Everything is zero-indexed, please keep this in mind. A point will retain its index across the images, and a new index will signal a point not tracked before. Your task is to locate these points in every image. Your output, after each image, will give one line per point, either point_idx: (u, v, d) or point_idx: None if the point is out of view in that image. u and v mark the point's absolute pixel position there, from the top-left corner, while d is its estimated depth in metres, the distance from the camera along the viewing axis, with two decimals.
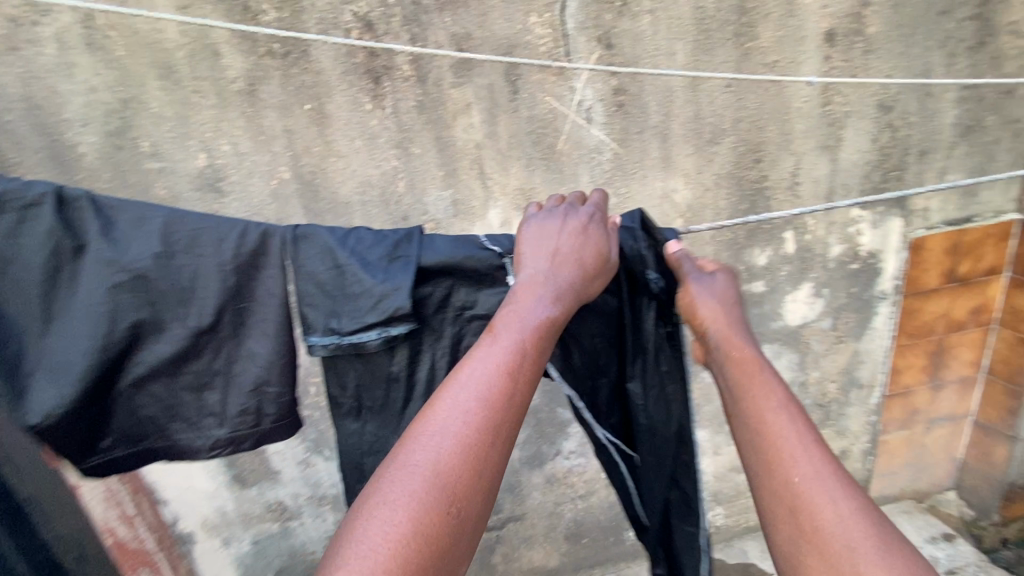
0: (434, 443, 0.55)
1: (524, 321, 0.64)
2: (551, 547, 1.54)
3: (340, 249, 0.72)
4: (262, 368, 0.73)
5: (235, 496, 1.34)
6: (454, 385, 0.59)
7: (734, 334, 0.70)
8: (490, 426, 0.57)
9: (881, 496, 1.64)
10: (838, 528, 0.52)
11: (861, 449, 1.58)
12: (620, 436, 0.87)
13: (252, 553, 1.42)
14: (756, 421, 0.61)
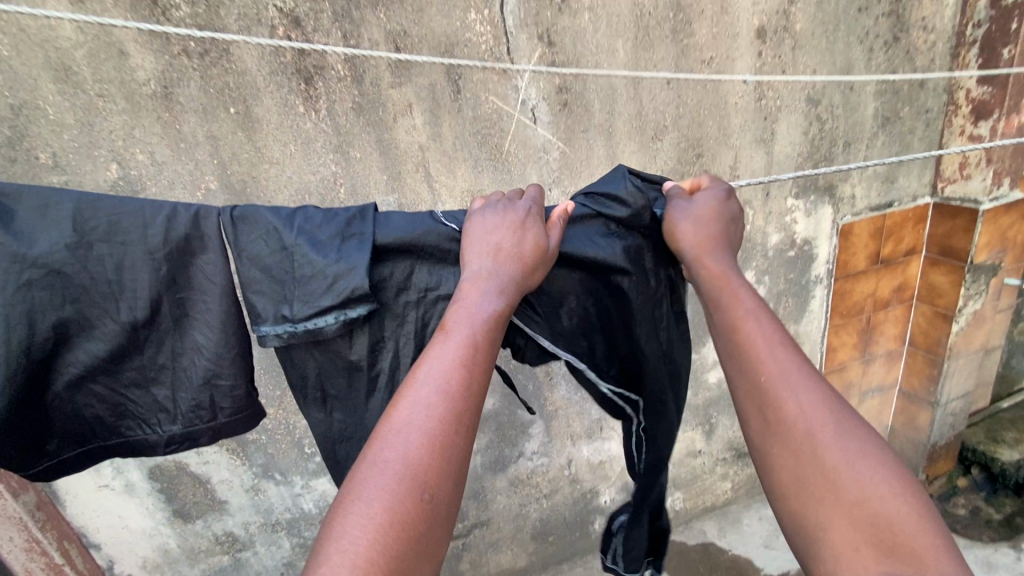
0: (402, 441, 0.52)
1: (476, 313, 0.62)
2: (518, 548, 1.53)
3: (286, 229, 0.66)
4: (211, 360, 0.66)
5: (178, 531, 1.24)
6: (414, 383, 0.56)
7: (709, 250, 0.75)
8: (455, 421, 0.54)
9: None
10: (801, 415, 0.59)
11: None
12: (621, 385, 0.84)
13: None
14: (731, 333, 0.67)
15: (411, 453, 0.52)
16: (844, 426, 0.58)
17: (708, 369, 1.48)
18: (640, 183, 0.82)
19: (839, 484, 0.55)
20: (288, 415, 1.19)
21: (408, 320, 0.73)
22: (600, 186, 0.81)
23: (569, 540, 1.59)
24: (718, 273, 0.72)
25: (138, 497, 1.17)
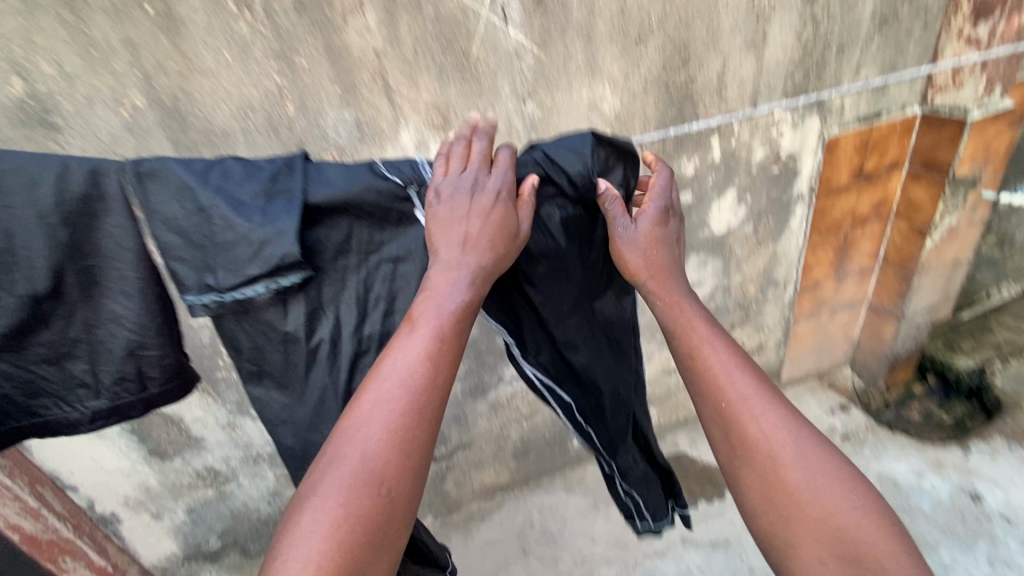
0: (367, 436, 0.57)
1: (441, 308, 0.63)
2: (500, 466, 1.59)
3: (200, 187, 0.61)
4: (132, 331, 0.63)
5: (157, 470, 1.23)
6: (379, 378, 0.60)
7: (661, 278, 0.78)
8: (419, 420, 0.59)
9: (790, 378, 1.82)
10: (765, 443, 0.68)
11: (774, 340, 1.72)
12: (548, 373, 0.87)
13: (189, 521, 1.34)
14: (704, 378, 0.73)
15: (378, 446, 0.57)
16: (805, 453, 0.67)
17: None
18: (591, 145, 0.78)
19: (812, 508, 0.63)
20: None
21: (350, 284, 0.71)
22: (555, 150, 0.78)
23: (548, 457, 1.65)
24: (672, 305, 0.77)
25: (109, 439, 1.15)
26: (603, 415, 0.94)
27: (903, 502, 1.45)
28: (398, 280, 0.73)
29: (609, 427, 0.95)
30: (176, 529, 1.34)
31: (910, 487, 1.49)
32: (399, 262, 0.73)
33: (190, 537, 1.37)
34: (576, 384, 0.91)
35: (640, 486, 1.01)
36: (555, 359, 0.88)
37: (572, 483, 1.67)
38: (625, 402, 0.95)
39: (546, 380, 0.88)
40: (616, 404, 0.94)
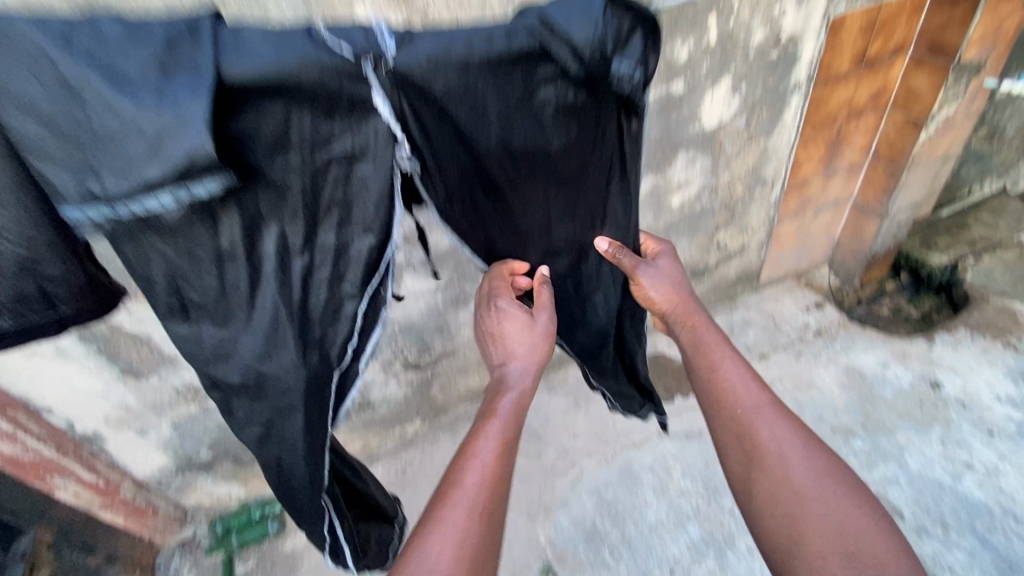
0: (462, 500, 0.69)
1: (504, 408, 0.83)
2: (484, 371, 1.61)
3: (63, 57, 0.50)
4: (19, 246, 0.56)
5: (133, 389, 1.20)
6: (465, 463, 0.74)
7: (682, 310, 0.98)
8: (497, 491, 0.72)
9: (770, 278, 1.84)
10: (790, 473, 0.74)
11: (757, 241, 1.70)
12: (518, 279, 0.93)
13: (176, 437, 1.32)
14: (731, 419, 0.82)
15: (471, 509, 0.69)
16: (824, 481, 0.73)
17: (674, 191, 1.40)
18: (597, 23, 0.70)
19: (832, 527, 0.69)
20: None
21: (297, 191, 0.67)
22: (556, 12, 0.69)
23: None
24: (692, 346, 0.94)
25: (77, 360, 1.10)
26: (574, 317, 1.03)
27: (866, 390, 1.54)
28: (354, 189, 0.69)
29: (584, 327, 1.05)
30: (164, 444, 1.33)
31: (874, 378, 1.56)
32: (354, 168, 0.68)
33: (179, 452, 1.36)
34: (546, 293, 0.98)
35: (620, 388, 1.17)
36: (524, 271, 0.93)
37: (555, 385, 1.71)
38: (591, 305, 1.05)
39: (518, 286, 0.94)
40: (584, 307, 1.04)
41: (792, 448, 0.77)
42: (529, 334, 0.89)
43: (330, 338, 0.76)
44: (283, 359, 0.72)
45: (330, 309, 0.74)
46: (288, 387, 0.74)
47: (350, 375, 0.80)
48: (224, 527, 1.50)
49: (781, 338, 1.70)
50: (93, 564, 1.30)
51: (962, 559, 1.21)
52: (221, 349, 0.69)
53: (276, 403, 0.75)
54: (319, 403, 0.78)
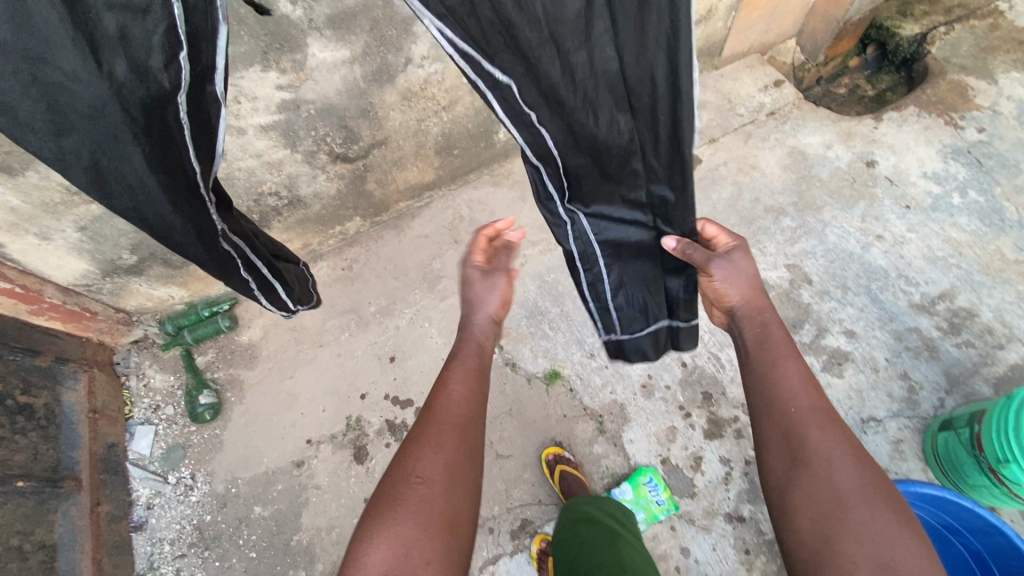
0: (445, 421, 0.79)
1: (471, 355, 0.92)
2: (423, 164, 1.50)
3: None
4: None
5: (10, 188, 1.04)
6: (442, 406, 0.81)
7: (754, 309, 0.93)
8: (471, 433, 0.79)
9: (733, 53, 1.67)
10: (827, 468, 0.72)
11: (726, 5, 1.49)
12: (458, 32, 0.68)
13: (88, 240, 1.22)
14: (771, 399, 0.80)
15: (450, 430, 0.78)
16: (865, 492, 0.69)
17: None
18: None
19: (858, 532, 0.66)
20: None
21: None
22: None
23: (474, 152, 1.56)
24: (757, 328, 0.91)
25: None
26: (558, 107, 0.78)
27: (805, 171, 1.55)
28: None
29: (565, 130, 0.81)
30: (77, 248, 1.23)
31: (816, 158, 1.57)
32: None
33: (98, 255, 1.27)
34: (514, 63, 0.72)
35: (621, 292, 1.06)
36: (475, 13, 0.67)
37: (500, 178, 1.66)
38: (582, 101, 0.78)
39: (462, 43, 0.69)
40: (587, 96, 0.77)
41: (836, 453, 0.73)
42: (480, 284, 1.00)
43: (146, 44, 0.60)
44: (64, 63, 0.59)
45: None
46: (99, 105, 0.62)
47: (206, 105, 0.67)
48: (174, 325, 1.49)
49: (733, 119, 1.63)
50: (45, 363, 1.29)
51: (853, 313, 1.38)
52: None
53: (98, 131, 0.64)
54: (167, 135, 0.67)
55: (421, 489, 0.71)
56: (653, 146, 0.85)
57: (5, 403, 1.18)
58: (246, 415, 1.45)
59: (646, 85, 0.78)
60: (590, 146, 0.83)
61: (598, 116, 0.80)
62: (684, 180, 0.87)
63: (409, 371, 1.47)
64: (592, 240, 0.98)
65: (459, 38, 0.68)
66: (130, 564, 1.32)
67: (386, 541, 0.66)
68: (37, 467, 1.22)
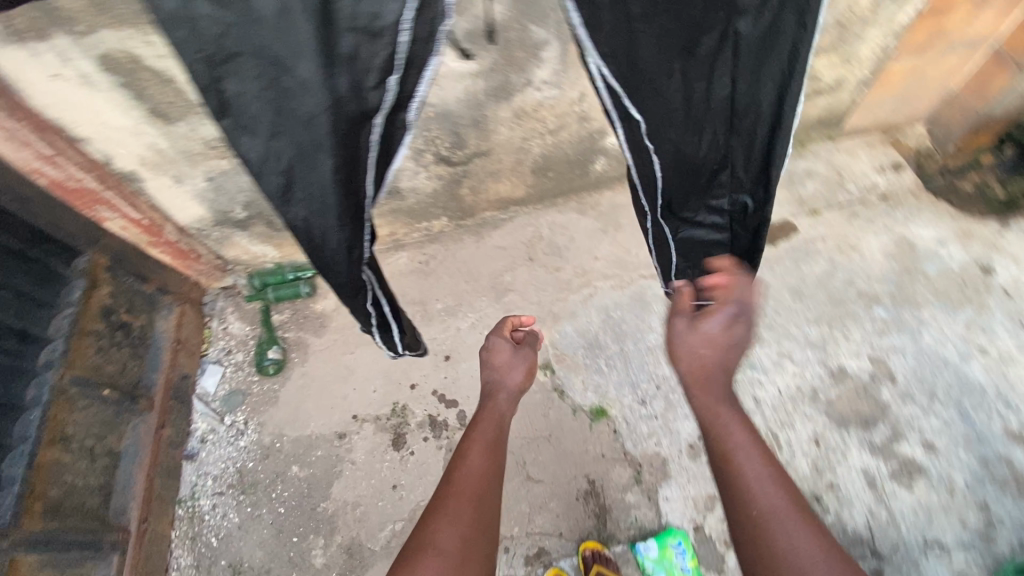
0: (462, 493, 0.85)
1: (489, 425, 0.98)
2: (517, 180, 1.54)
3: None
4: None
5: (163, 133, 1.18)
6: (459, 480, 0.87)
7: (700, 376, 0.94)
8: (486, 506, 0.85)
9: (853, 127, 1.61)
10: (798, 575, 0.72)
11: (858, 79, 1.45)
12: (611, 69, 0.76)
13: (212, 190, 1.35)
14: (732, 500, 0.81)
15: (467, 500, 0.84)
16: None
17: None
18: None
19: None
20: None
21: None
22: None
23: (567, 177, 1.59)
24: (708, 409, 0.91)
25: (104, 90, 1.06)
26: (674, 131, 0.86)
27: (910, 263, 1.46)
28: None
29: (676, 153, 0.89)
30: (202, 194, 1.36)
31: (925, 252, 1.47)
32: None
33: (217, 205, 1.40)
34: (647, 94, 0.81)
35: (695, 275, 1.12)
36: (626, 53, 0.76)
37: (586, 207, 1.67)
38: (691, 126, 0.87)
39: (610, 79, 0.77)
40: (695, 125, 0.87)
41: (811, 562, 0.72)
42: (512, 359, 1.11)
43: (369, 64, 0.67)
44: (302, 75, 0.66)
45: (368, 16, 0.64)
46: (312, 116, 0.69)
47: (395, 125, 0.75)
48: (261, 281, 1.61)
49: (840, 194, 1.56)
50: (149, 290, 1.44)
51: (936, 425, 1.28)
52: (230, 50, 0.63)
53: (301, 139, 0.71)
54: (354, 151, 0.74)
55: (434, 561, 0.76)
56: (743, 164, 0.94)
57: (109, 318, 1.32)
58: (305, 378, 1.54)
59: (751, 110, 0.87)
60: (692, 163, 0.92)
61: (703, 137, 0.89)
62: (767, 193, 0.97)
63: (461, 373, 1.50)
64: (668, 233, 1.04)
65: (612, 76, 0.77)
66: (175, 488, 1.42)
67: None
68: (123, 379, 1.34)
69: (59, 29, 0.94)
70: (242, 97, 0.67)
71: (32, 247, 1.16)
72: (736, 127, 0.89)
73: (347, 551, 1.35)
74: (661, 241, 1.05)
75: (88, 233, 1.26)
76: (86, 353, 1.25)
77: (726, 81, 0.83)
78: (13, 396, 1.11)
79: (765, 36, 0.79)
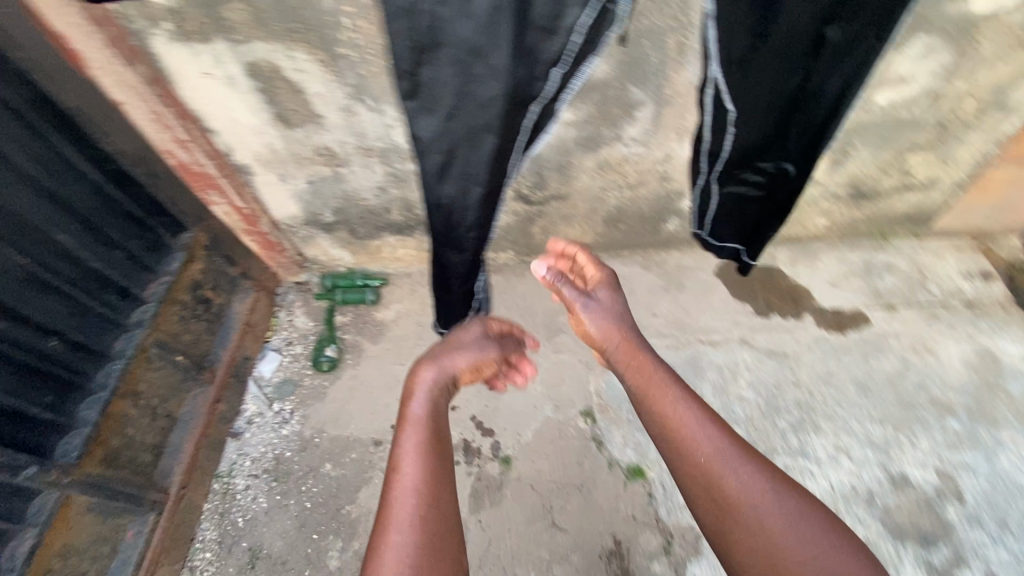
0: (403, 522, 0.75)
1: (420, 416, 0.88)
2: (587, 226, 1.58)
3: None
4: None
5: (282, 135, 1.30)
6: (399, 503, 0.77)
7: (631, 344, 0.99)
8: (437, 518, 0.77)
9: (942, 227, 1.57)
10: (753, 513, 0.77)
11: (953, 180, 1.42)
12: (724, 74, 0.81)
13: (309, 192, 1.47)
14: (679, 452, 0.85)
15: (413, 526, 0.75)
16: (794, 524, 0.76)
17: (883, 85, 1.17)
18: None
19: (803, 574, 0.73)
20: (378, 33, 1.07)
21: None
22: None
23: (638, 232, 1.61)
24: (642, 381, 0.94)
25: (243, 92, 1.20)
26: (753, 113, 0.88)
27: (991, 377, 1.38)
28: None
29: (746, 134, 0.91)
30: (299, 194, 1.48)
31: (1010, 369, 1.39)
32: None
33: (310, 206, 1.52)
34: (741, 90, 0.84)
35: (728, 227, 1.10)
36: (733, 54, 0.79)
37: (651, 262, 1.65)
38: (766, 108, 0.89)
39: (719, 85, 0.82)
40: (770, 105, 0.88)
41: (759, 493, 0.79)
42: (470, 342, 1.03)
43: (539, 64, 0.74)
44: (492, 64, 0.72)
45: (550, 19, 0.70)
46: (489, 100, 0.75)
47: (548, 114, 0.82)
48: (332, 282, 1.72)
49: (920, 293, 1.51)
50: (234, 273, 1.55)
51: (1005, 558, 1.17)
52: (436, 39, 0.70)
53: (473, 122, 0.78)
54: (512, 135, 0.81)
55: None
56: (798, 137, 0.95)
57: (196, 292, 1.43)
58: (353, 381, 1.60)
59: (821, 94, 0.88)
60: (755, 144, 0.94)
61: (772, 121, 0.91)
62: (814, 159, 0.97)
63: (502, 404, 1.50)
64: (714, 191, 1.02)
65: (719, 73, 0.81)
66: (216, 462, 1.48)
67: None
68: (195, 350, 1.43)
69: (221, 35, 1.08)
70: (434, 82, 0.74)
71: (149, 216, 1.29)
72: (798, 111, 0.91)
73: (362, 560, 1.36)
74: (706, 193, 1.02)
75: (196, 212, 1.39)
76: (171, 319, 1.35)
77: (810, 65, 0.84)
78: (102, 343, 1.20)
79: (850, 34, 0.81)
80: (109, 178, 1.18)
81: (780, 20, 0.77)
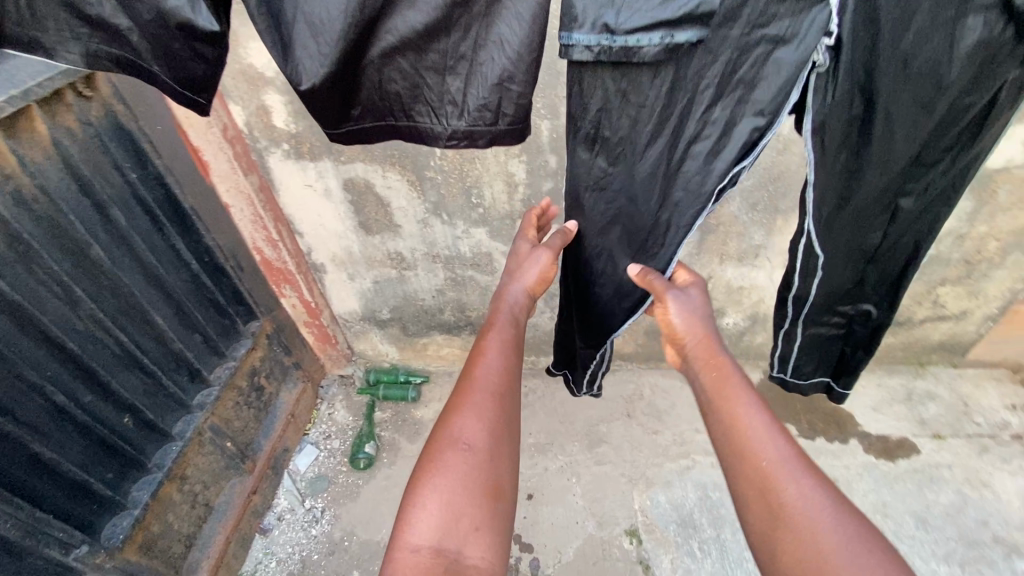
0: (483, 386, 0.82)
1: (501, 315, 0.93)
2: (629, 336, 1.65)
3: None
4: (511, 58, 0.64)
5: (360, 240, 1.45)
6: (478, 373, 0.83)
7: (710, 342, 0.86)
8: (506, 402, 0.81)
9: (978, 358, 1.60)
10: (807, 524, 0.65)
11: (984, 313, 1.49)
12: (814, 226, 0.81)
13: (373, 290, 1.58)
14: (739, 455, 0.73)
15: (490, 393, 0.81)
16: (859, 552, 0.62)
17: None
18: None
19: None
20: (464, 161, 1.24)
21: (716, 65, 0.68)
22: None
23: None
24: (713, 362, 0.84)
25: (334, 202, 1.36)
26: (837, 267, 0.87)
27: None
28: (769, 65, 0.67)
29: (829, 282, 0.89)
30: (363, 292, 1.60)
31: None
32: (779, 46, 0.66)
33: (371, 303, 1.63)
34: (828, 241, 0.83)
35: (813, 365, 1.02)
36: (826, 207, 0.79)
37: None
38: (849, 263, 0.88)
39: (808, 235, 0.82)
40: (853, 259, 0.87)
41: (823, 510, 0.66)
42: (528, 257, 0.97)
43: (674, 221, 0.80)
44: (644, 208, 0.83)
45: (696, 186, 0.76)
46: (635, 233, 0.87)
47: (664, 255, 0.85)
48: (376, 377, 1.77)
49: (967, 425, 1.50)
50: (287, 362, 1.61)
51: None
52: (600, 182, 0.83)
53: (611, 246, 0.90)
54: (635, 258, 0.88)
55: (461, 455, 0.74)
56: (880, 290, 0.92)
57: (252, 379, 1.47)
58: (389, 481, 1.57)
59: (898, 255, 0.88)
60: (839, 293, 0.91)
61: (852, 274, 0.89)
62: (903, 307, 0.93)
63: (541, 516, 1.45)
64: (799, 337, 0.97)
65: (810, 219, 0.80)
66: (241, 560, 1.42)
67: (427, 496, 0.72)
68: (241, 438, 1.44)
69: (329, 156, 1.25)
70: (591, 211, 0.87)
71: (229, 304, 1.38)
72: (879, 263, 0.89)
73: None
74: (790, 337, 0.97)
75: (268, 305, 1.49)
76: (227, 405, 1.39)
77: (885, 231, 0.85)
78: (165, 423, 1.22)
79: (926, 209, 0.82)
80: (205, 268, 1.29)
81: (862, 193, 0.79)
